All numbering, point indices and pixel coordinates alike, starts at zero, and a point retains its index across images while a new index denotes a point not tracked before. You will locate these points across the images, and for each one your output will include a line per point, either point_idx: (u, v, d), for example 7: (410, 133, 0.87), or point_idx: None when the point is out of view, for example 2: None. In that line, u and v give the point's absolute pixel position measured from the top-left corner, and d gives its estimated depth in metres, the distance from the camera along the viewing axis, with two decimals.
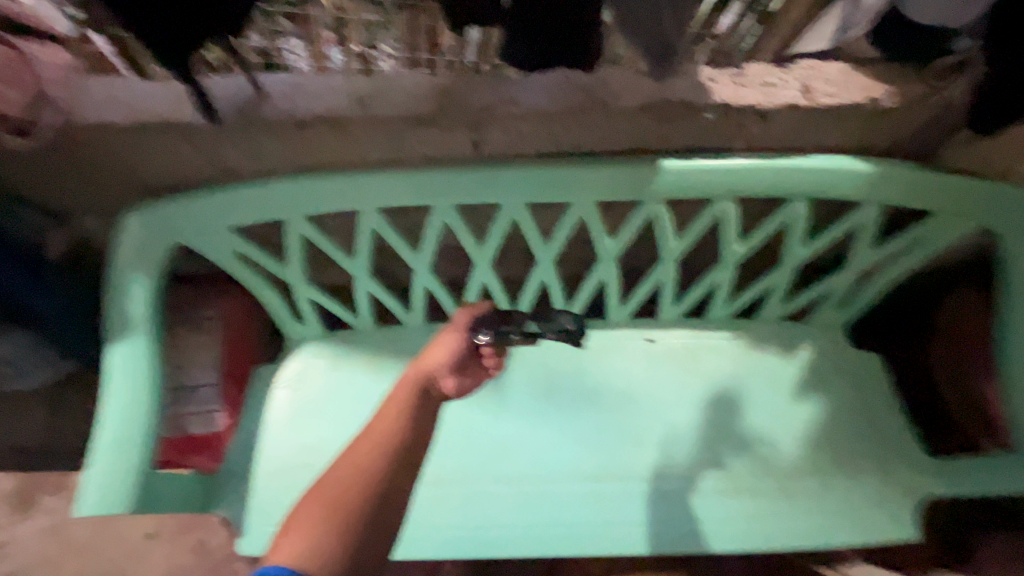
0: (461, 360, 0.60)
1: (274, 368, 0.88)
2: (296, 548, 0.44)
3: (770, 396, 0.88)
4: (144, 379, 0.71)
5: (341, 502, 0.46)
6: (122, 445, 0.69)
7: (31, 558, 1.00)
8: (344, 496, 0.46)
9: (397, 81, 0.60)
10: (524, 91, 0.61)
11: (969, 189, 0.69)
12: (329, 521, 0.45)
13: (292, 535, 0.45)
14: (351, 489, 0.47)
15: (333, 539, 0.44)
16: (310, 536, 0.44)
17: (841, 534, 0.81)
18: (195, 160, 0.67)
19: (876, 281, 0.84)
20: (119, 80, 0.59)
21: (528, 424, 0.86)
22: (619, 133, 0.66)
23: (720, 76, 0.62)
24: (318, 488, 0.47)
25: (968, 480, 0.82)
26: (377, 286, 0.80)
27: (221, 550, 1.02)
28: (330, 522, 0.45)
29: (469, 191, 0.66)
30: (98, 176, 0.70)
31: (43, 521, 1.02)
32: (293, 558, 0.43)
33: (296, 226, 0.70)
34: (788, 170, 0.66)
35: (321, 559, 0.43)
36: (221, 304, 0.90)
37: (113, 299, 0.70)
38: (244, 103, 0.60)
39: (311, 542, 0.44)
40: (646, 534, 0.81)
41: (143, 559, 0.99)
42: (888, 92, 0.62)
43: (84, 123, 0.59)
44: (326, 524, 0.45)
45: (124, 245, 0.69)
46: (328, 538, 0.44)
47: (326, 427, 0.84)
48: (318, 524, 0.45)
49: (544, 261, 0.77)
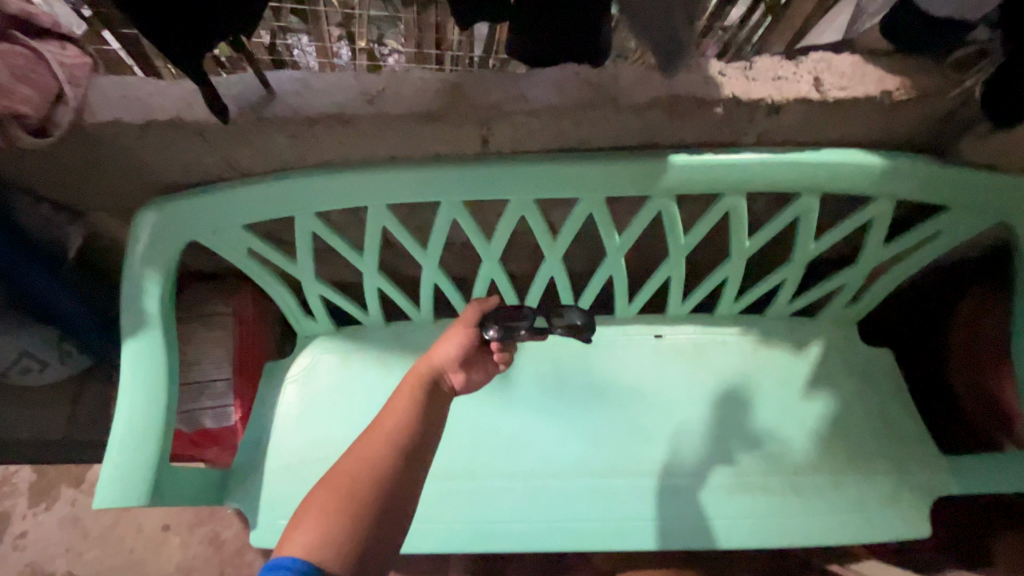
0: (467, 357, 0.65)
1: (286, 363, 0.89)
2: (307, 538, 0.45)
3: (779, 392, 0.87)
4: (159, 373, 0.73)
5: (353, 493, 0.48)
6: (138, 438, 0.71)
7: (52, 548, 1.03)
8: (355, 487, 0.48)
9: (408, 80, 0.62)
10: (533, 87, 0.61)
11: (986, 182, 0.68)
12: (342, 510, 0.47)
13: (303, 525, 0.46)
14: (363, 481, 0.49)
15: (345, 528, 0.46)
16: (322, 526, 0.45)
17: (853, 532, 0.81)
18: (204, 159, 0.67)
19: (889, 278, 0.82)
20: (133, 80, 0.60)
21: (536, 420, 0.86)
22: (631, 128, 0.65)
23: (730, 70, 0.62)
24: (329, 480, 0.49)
25: (984, 479, 0.81)
26: (386, 283, 0.81)
27: (235, 541, 1.04)
28: (342, 512, 0.46)
29: (478, 188, 0.67)
30: (111, 177, 0.70)
31: (63, 511, 1.05)
32: (304, 547, 0.44)
33: (307, 224, 0.71)
34: (798, 164, 0.65)
35: (332, 549, 0.44)
36: (234, 300, 0.91)
37: (129, 295, 0.72)
38: (256, 101, 0.60)
39: (323, 531, 0.45)
40: (654, 530, 0.80)
41: (162, 548, 1.02)
42: (903, 85, 0.61)
43: (95, 124, 0.60)
44: (339, 514, 0.46)
45: (139, 242, 0.71)
46: (340, 527, 0.46)
47: (336, 421, 0.85)
48: (329, 514, 0.46)
49: (553, 258, 0.77)
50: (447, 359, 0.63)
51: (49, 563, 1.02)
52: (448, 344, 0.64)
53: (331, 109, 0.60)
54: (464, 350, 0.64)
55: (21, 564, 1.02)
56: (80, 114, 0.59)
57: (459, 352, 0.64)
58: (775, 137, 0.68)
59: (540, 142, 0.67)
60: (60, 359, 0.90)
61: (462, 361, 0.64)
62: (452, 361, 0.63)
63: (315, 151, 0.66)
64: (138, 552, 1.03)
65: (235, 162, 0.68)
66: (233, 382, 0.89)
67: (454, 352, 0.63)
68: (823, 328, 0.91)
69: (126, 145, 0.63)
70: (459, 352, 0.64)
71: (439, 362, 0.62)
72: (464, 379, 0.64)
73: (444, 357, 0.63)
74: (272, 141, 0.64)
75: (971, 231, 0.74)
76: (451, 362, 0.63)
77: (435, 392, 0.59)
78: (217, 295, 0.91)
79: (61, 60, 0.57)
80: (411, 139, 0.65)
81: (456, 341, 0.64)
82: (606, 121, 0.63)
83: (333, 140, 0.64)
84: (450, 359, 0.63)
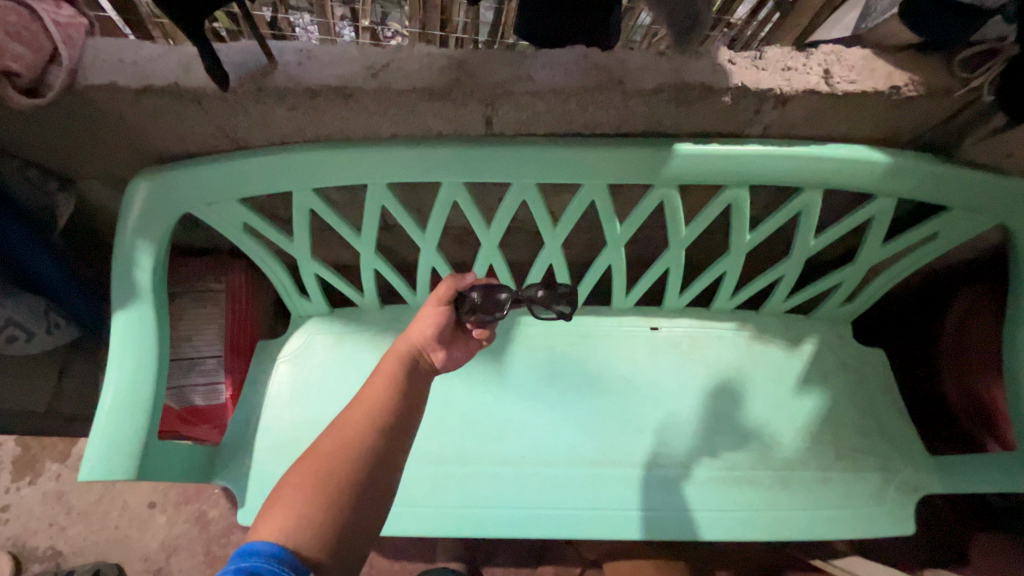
0: (447, 334, 0.63)
1: (277, 342, 0.88)
2: (283, 520, 0.45)
3: (771, 387, 0.88)
4: (146, 348, 0.71)
5: (330, 477, 0.48)
6: (124, 413, 0.69)
7: (35, 521, 1.02)
8: (333, 470, 0.48)
9: (412, 56, 0.60)
10: (541, 69, 0.60)
11: (988, 184, 0.67)
12: (318, 494, 0.46)
13: (278, 508, 0.45)
14: (341, 463, 0.49)
15: (323, 510, 0.46)
16: (297, 508, 0.45)
17: (839, 527, 0.81)
18: (199, 129, 0.66)
19: (887, 276, 0.82)
20: (129, 42, 0.59)
21: (529, 406, 0.86)
22: (637, 116, 0.64)
23: (740, 59, 0.62)
24: (306, 461, 0.49)
25: (973, 479, 0.81)
26: (384, 265, 0.80)
27: (223, 519, 1.04)
28: (319, 495, 0.46)
29: (480, 169, 0.66)
30: (106, 145, 0.69)
31: (47, 486, 1.04)
32: (279, 531, 0.44)
33: (305, 200, 0.70)
34: (803, 158, 0.65)
35: (309, 534, 0.44)
36: (227, 278, 0.90)
37: (119, 267, 0.70)
38: (255, 69, 0.59)
39: (300, 515, 0.45)
40: (639, 520, 0.81)
41: (147, 524, 1.02)
42: (911, 81, 0.61)
43: (88, 89, 0.58)
44: (316, 497, 0.46)
45: (132, 210, 0.69)
46: (317, 510, 0.45)
47: (326, 402, 0.84)
48: (305, 497, 0.46)
49: (553, 244, 0.76)
50: (426, 338, 0.61)
51: (31, 537, 1.01)
52: (424, 324, 0.62)
53: (333, 82, 0.59)
54: (440, 329, 0.62)
55: (2, 537, 1.01)
56: (75, 76, 0.57)
57: (437, 331, 0.62)
58: (781, 129, 0.67)
59: (545, 126, 0.66)
60: (48, 330, 0.87)
61: (442, 338, 0.62)
62: (430, 340, 0.61)
63: (316, 126, 0.65)
64: (123, 529, 1.02)
65: (232, 133, 0.66)
66: (225, 359, 0.88)
67: (432, 332, 0.62)
68: (817, 326, 0.91)
69: (120, 110, 0.62)
70: (436, 332, 0.62)
71: (417, 342, 0.61)
72: (445, 356, 0.62)
73: (422, 336, 0.61)
74: (271, 113, 0.62)
75: (969, 231, 0.73)
76: (429, 341, 0.61)
77: (413, 372, 0.58)
78: (210, 272, 0.90)
79: (56, 20, 0.55)
80: (413, 117, 0.64)
81: (431, 321, 0.62)
82: (611, 106, 0.62)
83: (335, 114, 0.63)
84: (429, 339, 0.61)
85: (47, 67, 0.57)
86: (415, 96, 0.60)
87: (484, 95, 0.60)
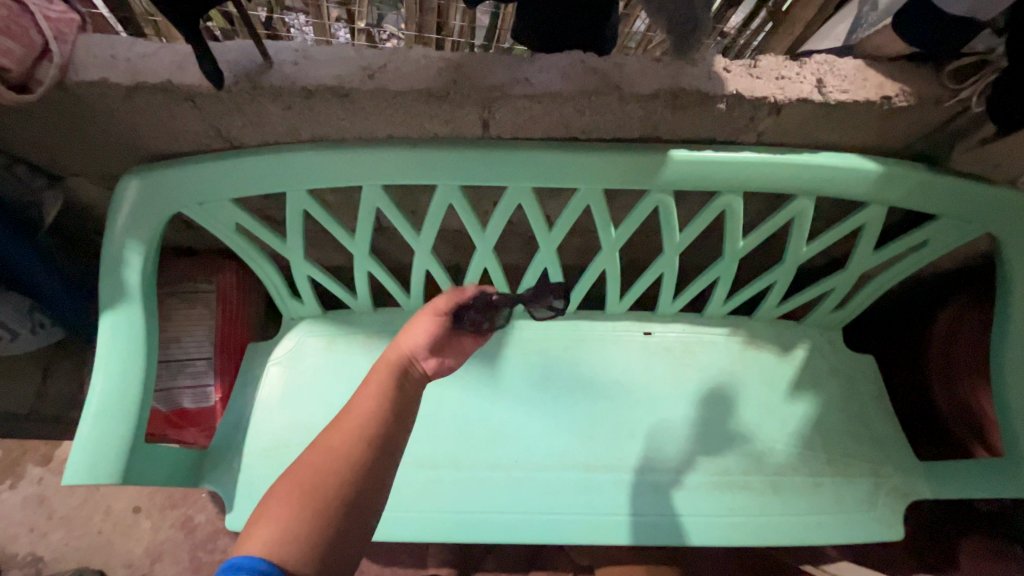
0: (439, 341, 0.63)
1: (268, 345, 0.87)
2: (268, 535, 0.44)
3: (764, 393, 0.88)
4: (133, 349, 0.70)
5: (318, 488, 0.47)
6: (110, 415, 0.68)
7: (14, 525, 1.00)
8: (321, 482, 0.47)
9: (409, 58, 0.60)
10: (539, 73, 0.60)
11: (975, 193, 0.68)
12: (304, 506, 0.45)
13: (265, 521, 0.45)
14: (329, 475, 0.48)
15: (308, 524, 0.45)
16: (283, 521, 0.44)
17: (830, 533, 0.82)
18: (192, 128, 0.65)
19: (878, 284, 0.83)
20: (120, 40, 0.58)
21: (523, 411, 0.86)
22: (633, 120, 0.64)
23: (735, 66, 0.62)
24: (295, 472, 0.48)
25: (960, 484, 0.82)
26: (377, 266, 0.79)
27: (210, 523, 1.02)
28: (305, 508, 0.45)
29: (476, 172, 0.65)
30: (96, 142, 0.68)
31: (28, 490, 1.02)
32: (264, 545, 0.43)
33: (299, 201, 0.69)
34: (796, 166, 0.66)
35: (294, 549, 0.44)
36: (217, 278, 0.89)
37: (109, 268, 0.69)
38: (248, 68, 0.58)
39: (285, 529, 0.44)
40: (629, 525, 0.80)
41: (132, 530, 1.00)
42: (902, 91, 0.62)
43: (79, 85, 0.57)
44: (302, 510, 0.45)
45: (122, 209, 0.68)
46: (303, 524, 0.45)
47: (316, 406, 0.83)
48: (292, 509, 0.45)
49: (548, 248, 0.76)
50: (417, 346, 0.61)
51: (11, 543, 0.99)
52: (416, 331, 0.62)
53: (330, 82, 0.58)
54: (431, 336, 0.62)
55: None
56: (65, 72, 0.57)
57: (428, 339, 0.62)
58: (775, 137, 0.68)
59: (540, 130, 0.66)
60: (33, 329, 0.86)
61: (433, 345, 0.62)
62: (421, 348, 0.61)
63: (311, 125, 0.64)
64: (106, 534, 1.00)
65: (226, 132, 0.66)
66: (214, 360, 0.87)
67: (425, 339, 0.62)
68: (809, 332, 0.92)
69: (111, 106, 0.61)
70: (427, 340, 0.62)
71: (408, 350, 0.60)
72: (436, 363, 0.62)
73: (413, 344, 0.61)
74: (266, 112, 0.62)
75: (958, 239, 0.74)
76: (421, 349, 0.61)
77: (404, 379, 0.58)
78: (201, 273, 0.89)
79: (47, 14, 0.55)
80: (410, 118, 0.63)
81: (422, 328, 0.62)
82: (608, 110, 0.62)
83: (330, 115, 0.62)
84: (420, 346, 0.61)
85: (37, 63, 0.56)
86: (412, 97, 0.60)
87: (480, 98, 0.60)
